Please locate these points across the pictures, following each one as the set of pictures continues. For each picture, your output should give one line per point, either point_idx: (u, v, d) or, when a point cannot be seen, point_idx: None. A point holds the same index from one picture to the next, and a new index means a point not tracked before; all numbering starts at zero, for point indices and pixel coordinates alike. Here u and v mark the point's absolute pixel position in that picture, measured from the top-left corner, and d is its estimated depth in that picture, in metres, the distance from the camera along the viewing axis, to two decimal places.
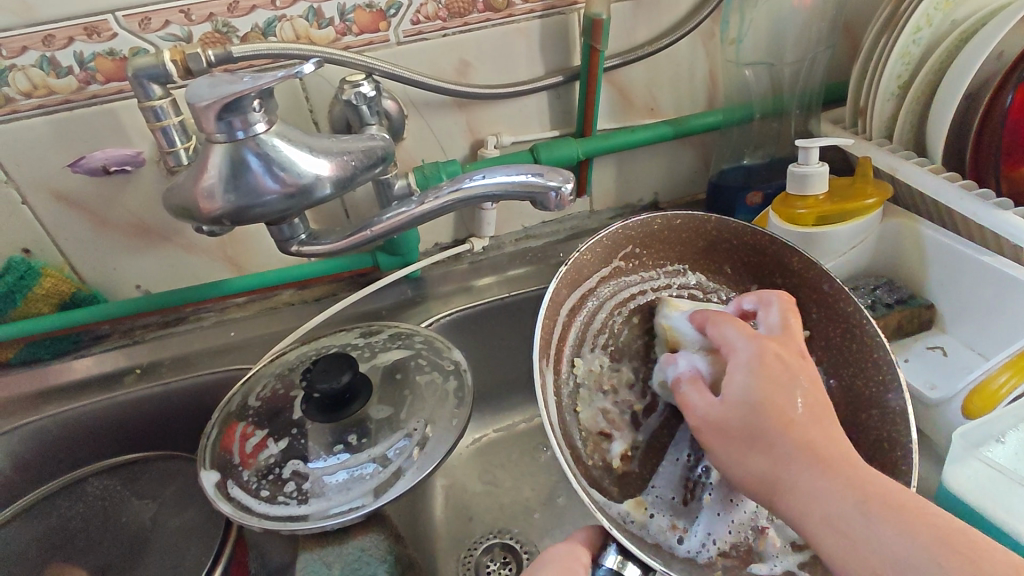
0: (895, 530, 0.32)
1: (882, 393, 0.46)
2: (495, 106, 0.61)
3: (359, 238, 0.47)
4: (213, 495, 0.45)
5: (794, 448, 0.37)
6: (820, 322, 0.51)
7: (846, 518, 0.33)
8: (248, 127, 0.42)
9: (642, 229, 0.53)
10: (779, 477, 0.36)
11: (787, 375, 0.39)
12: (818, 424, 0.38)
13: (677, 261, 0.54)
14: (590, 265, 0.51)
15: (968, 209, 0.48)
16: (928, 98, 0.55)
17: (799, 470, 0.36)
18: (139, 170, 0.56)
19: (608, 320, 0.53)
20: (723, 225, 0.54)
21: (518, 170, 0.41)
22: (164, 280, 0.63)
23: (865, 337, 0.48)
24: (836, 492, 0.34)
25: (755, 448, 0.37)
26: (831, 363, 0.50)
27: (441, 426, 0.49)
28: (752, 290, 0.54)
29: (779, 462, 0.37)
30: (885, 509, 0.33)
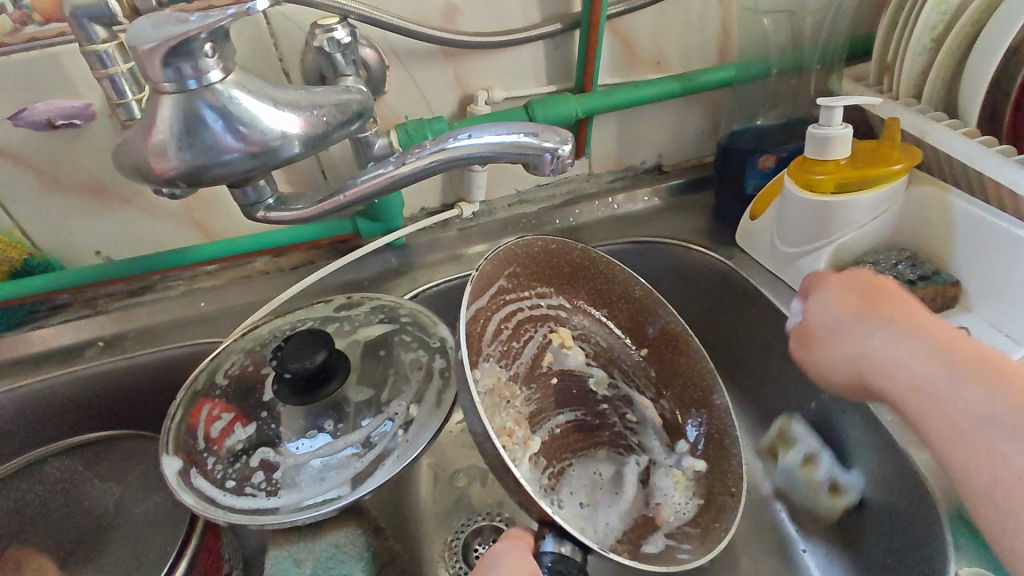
0: (965, 381, 0.34)
1: (711, 395, 0.55)
2: (486, 57, 0.56)
3: (333, 205, 0.42)
4: (175, 486, 0.41)
5: (872, 340, 0.40)
6: (656, 344, 0.58)
7: (921, 389, 0.36)
8: (200, 75, 0.37)
9: (525, 250, 0.53)
10: (867, 364, 0.40)
11: (874, 288, 0.42)
12: (902, 309, 0.40)
13: (544, 283, 0.56)
14: (484, 278, 0.49)
15: (1004, 176, 0.43)
16: (966, 52, 0.50)
17: (887, 355, 0.39)
18: (89, 125, 0.51)
19: (494, 329, 0.52)
20: (587, 254, 0.56)
21: (510, 128, 0.36)
22: (126, 246, 0.58)
23: (698, 356, 0.56)
24: (906, 354, 0.38)
25: (842, 344, 0.42)
26: (665, 376, 0.58)
27: (427, 408, 0.45)
28: (604, 313, 0.59)
29: (868, 360, 0.40)
30: (973, 369, 0.34)
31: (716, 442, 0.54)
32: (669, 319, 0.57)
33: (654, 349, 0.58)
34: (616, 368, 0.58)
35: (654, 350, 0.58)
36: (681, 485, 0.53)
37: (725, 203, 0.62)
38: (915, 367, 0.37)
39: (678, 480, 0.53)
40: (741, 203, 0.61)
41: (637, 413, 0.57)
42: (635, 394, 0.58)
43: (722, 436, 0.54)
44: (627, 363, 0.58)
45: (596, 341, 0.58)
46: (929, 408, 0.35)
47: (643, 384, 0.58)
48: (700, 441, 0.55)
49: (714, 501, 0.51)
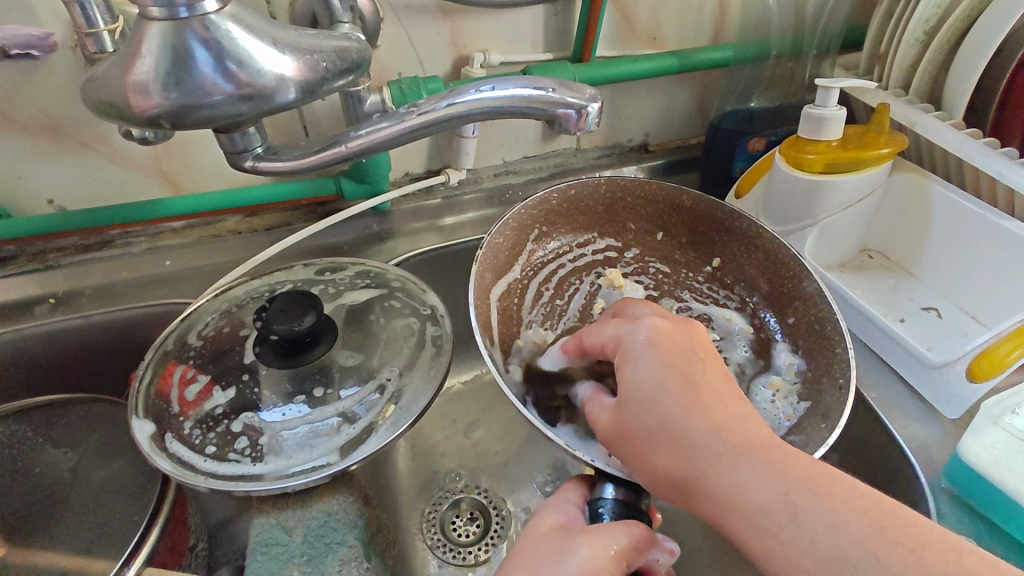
0: (825, 515, 0.27)
1: (799, 285, 0.48)
2: (485, 18, 0.54)
3: (331, 156, 0.39)
4: (148, 449, 0.38)
5: (716, 445, 0.30)
6: (727, 249, 0.52)
7: (773, 511, 0.28)
8: (193, 3, 0.34)
9: (540, 207, 0.52)
10: (694, 472, 0.30)
11: (693, 356, 0.34)
12: (720, 406, 0.32)
13: (584, 229, 0.54)
14: (504, 252, 0.50)
15: (992, 165, 0.45)
16: (952, 48, 0.52)
17: (719, 461, 0.30)
18: (49, 58, 0.46)
19: (539, 294, 0.52)
20: (615, 185, 0.53)
21: (536, 84, 0.35)
22: (83, 195, 0.54)
23: (767, 244, 0.50)
24: (763, 488, 0.28)
25: (659, 451, 0.31)
26: (747, 282, 0.51)
27: (420, 374, 0.44)
28: (660, 238, 0.55)
29: (694, 456, 0.30)
30: (814, 494, 0.27)
31: (815, 334, 0.46)
32: (726, 221, 0.52)
33: (727, 256, 0.52)
34: (687, 289, 0.53)
35: (727, 256, 0.52)
36: (780, 394, 0.45)
37: (712, 184, 0.63)
38: (771, 483, 0.28)
39: (779, 390, 0.45)
40: (728, 185, 0.62)
41: (722, 328, 0.51)
42: (714, 311, 0.52)
43: (818, 328, 0.45)
44: (697, 282, 0.53)
45: (656, 271, 0.54)
46: (775, 544, 0.27)
47: (725, 297, 0.52)
48: (798, 338, 0.47)
49: (820, 399, 0.42)
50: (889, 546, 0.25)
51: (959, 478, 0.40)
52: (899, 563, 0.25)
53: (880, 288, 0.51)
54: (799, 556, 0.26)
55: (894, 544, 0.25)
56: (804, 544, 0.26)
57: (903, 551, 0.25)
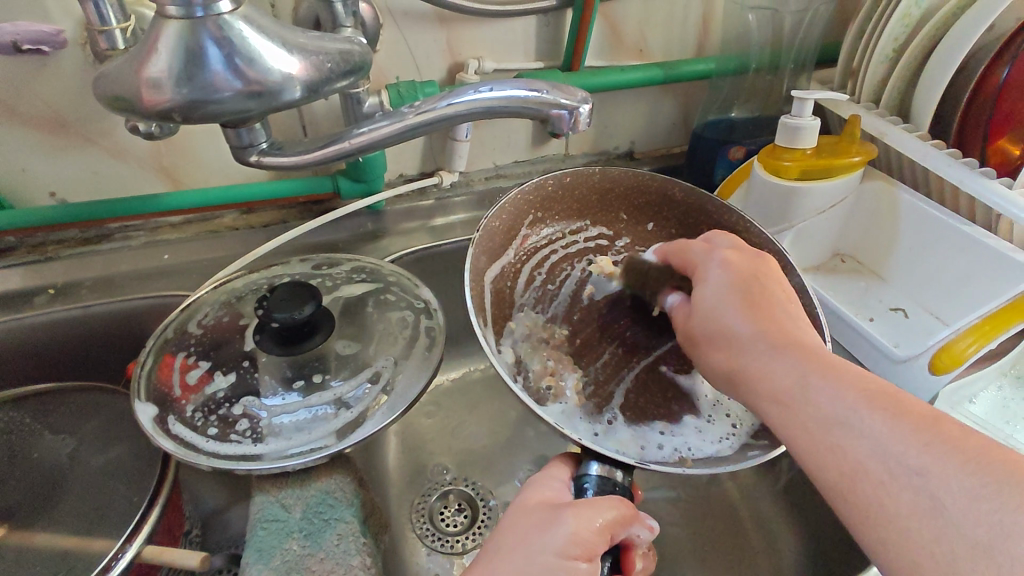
0: (837, 390, 0.32)
1: None
2: (480, 27, 0.56)
3: (335, 151, 0.40)
4: (151, 431, 0.39)
5: (757, 340, 0.36)
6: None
7: (793, 390, 0.33)
8: (208, 3, 0.34)
9: (537, 193, 0.54)
10: (736, 364, 0.36)
11: (752, 279, 0.39)
12: (770, 310, 0.37)
13: (576, 217, 0.57)
14: (500, 235, 0.51)
15: (954, 175, 0.48)
16: (919, 65, 0.56)
17: (757, 354, 0.35)
18: (58, 54, 0.48)
19: (530, 278, 0.54)
20: (607, 175, 0.56)
21: (531, 86, 0.37)
22: (85, 189, 0.55)
23: (750, 236, 0.52)
24: (788, 372, 0.34)
25: (713, 348, 0.38)
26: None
27: (414, 363, 0.46)
28: (649, 229, 0.57)
29: (737, 351, 0.36)
30: (831, 377, 0.32)
31: None
32: (713, 214, 0.54)
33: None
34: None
35: None
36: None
37: (694, 190, 0.66)
38: (796, 369, 0.34)
39: None
40: (709, 192, 0.64)
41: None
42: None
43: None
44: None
45: None
46: (794, 415, 0.32)
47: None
48: None
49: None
50: (885, 417, 0.30)
51: None
52: (885, 424, 0.29)
53: (851, 289, 0.54)
54: (805, 419, 0.32)
55: (887, 410, 0.30)
56: (810, 411, 0.32)
57: (894, 416, 0.29)
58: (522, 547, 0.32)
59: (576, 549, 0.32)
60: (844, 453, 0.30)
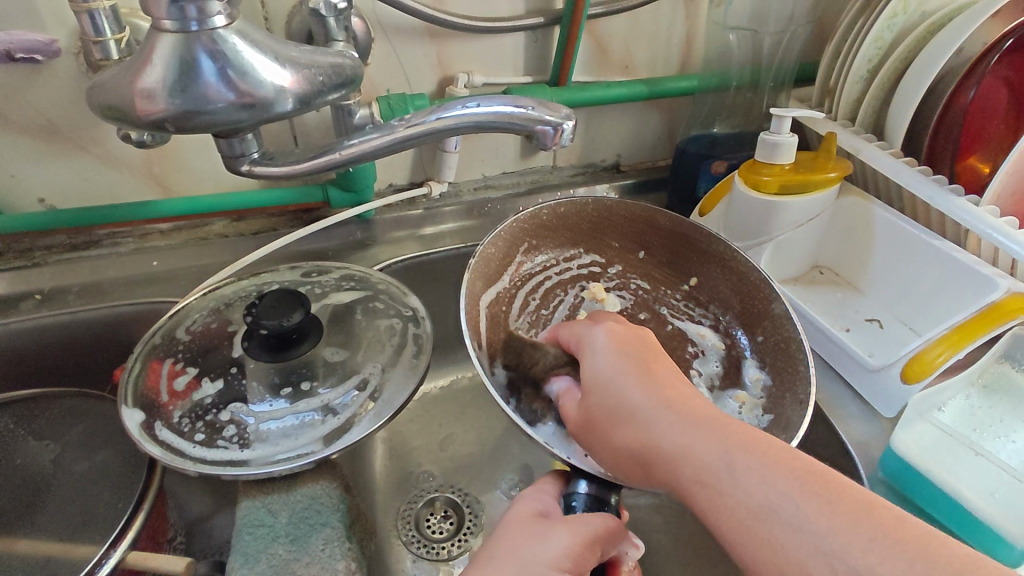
0: (756, 468, 0.30)
1: (769, 305, 0.51)
2: (470, 41, 0.58)
3: (325, 162, 0.41)
4: (138, 436, 0.40)
5: (661, 416, 0.34)
6: (703, 269, 0.56)
7: (713, 472, 0.31)
8: (204, 18, 0.35)
9: (532, 221, 0.55)
10: (647, 443, 0.34)
11: (645, 353, 0.38)
12: (670, 383, 0.36)
13: (570, 245, 0.57)
14: (495, 261, 0.52)
15: (925, 191, 0.50)
16: (893, 85, 0.58)
17: (667, 432, 0.33)
18: (52, 61, 0.48)
19: (526, 304, 0.55)
20: (601, 205, 0.57)
21: (517, 102, 0.38)
22: (74, 195, 0.55)
23: (742, 267, 0.53)
24: (702, 445, 0.32)
25: (619, 427, 0.35)
26: (721, 301, 0.54)
27: (401, 370, 0.46)
28: (641, 256, 0.58)
29: (647, 430, 0.34)
30: (749, 451, 0.31)
31: (780, 353, 0.49)
32: (704, 243, 0.55)
33: (704, 274, 0.56)
34: (664, 305, 0.56)
35: (704, 276, 0.56)
36: (746, 407, 0.48)
37: (678, 203, 0.67)
38: (707, 445, 0.31)
39: (744, 404, 0.48)
40: (692, 205, 0.66)
41: (697, 344, 0.53)
42: (690, 326, 0.55)
43: (784, 346, 0.48)
44: (675, 299, 0.56)
45: (638, 288, 0.57)
46: (717, 499, 0.30)
47: (700, 315, 0.55)
48: (766, 357, 0.50)
49: (782, 412, 0.45)
50: (810, 495, 0.28)
51: (892, 468, 0.44)
52: (821, 515, 0.28)
53: (828, 300, 0.55)
54: (732, 509, 0.29)
55: (820, 498, 0.28)
56: (736, 496, 0.29)
57: (827, 504, 0.28)
58: (514, 557, 0.33)
59: (567, 562, 0.33)
60: (783, 550, 0.28)
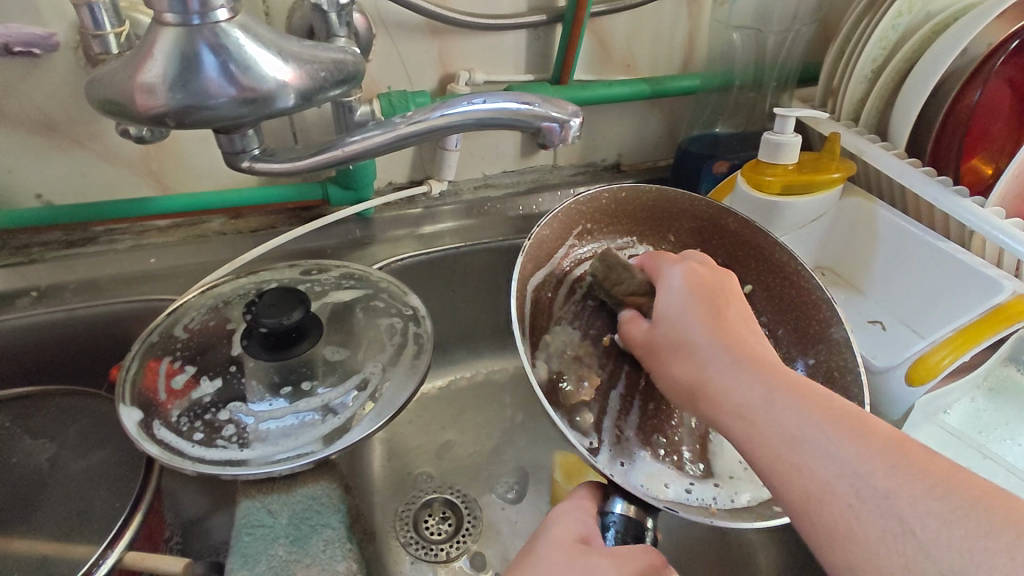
0: (802, 407, 0.32)
1: (827, 329, 0.50)
2: (473, 38, 0.57)
3: (327, 158, 0.40)
4: (135, 435, 0.39)
5: (721, 347, 0.36)
6: (760, 277, 0.54)
7: (756, 407, 0.33)
8: (205, 11, 0.35)
9: (590, 203, 0.53)
10: (701, 376, 0.36)
11: (718, 294, 0.40)
12: (739, 326, 0.38)
13: (624, 232, 0.55)
14: (547, 244, 0.51)
15: (930, 192, 0.50)
16: (896, 85, 0.58)
17: (719, 369, 0.35)
18: (50, 56, 0.47)
19: (567, 295, 0.52)
20: (668, 196, 0.55)
21: (523, 99, 0.38)
22: (70, 191, 0.54)
23: (805, 285, 0.52)
24: (748, 388, 0.34)
25: (676, 357, 0.38)
26: (775, 314, 0.53)
27: (401, 369, 0.46)
28: (696, 253, 0.56)
29: (703, 364, 0.36)
30: (795, 396, 0.32)
31: (834, 380, 0.48)
32: (770, 253, 0.54)
33: (759, 284, 0.54)
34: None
35: (761, 285, 0.54)
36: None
37: None
38: (761, 386, 0.33)
39: None
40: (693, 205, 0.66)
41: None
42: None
43: (839, 375, 0.48)
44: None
45: None
46: (752, 428, 0.32)
47: None
48: (819, 379, 0.49)
49: None
50: (849, 432, 0.30)
51: None
52: (854, 449, 0.29)
53: None
54: (769, 437, 0.31)
55: (856, 436, 0.29)
56: (774, 426, 0.31)
57: (863, 442, 0.29)
58: None
59: None
60: (809, 472, 0.29)
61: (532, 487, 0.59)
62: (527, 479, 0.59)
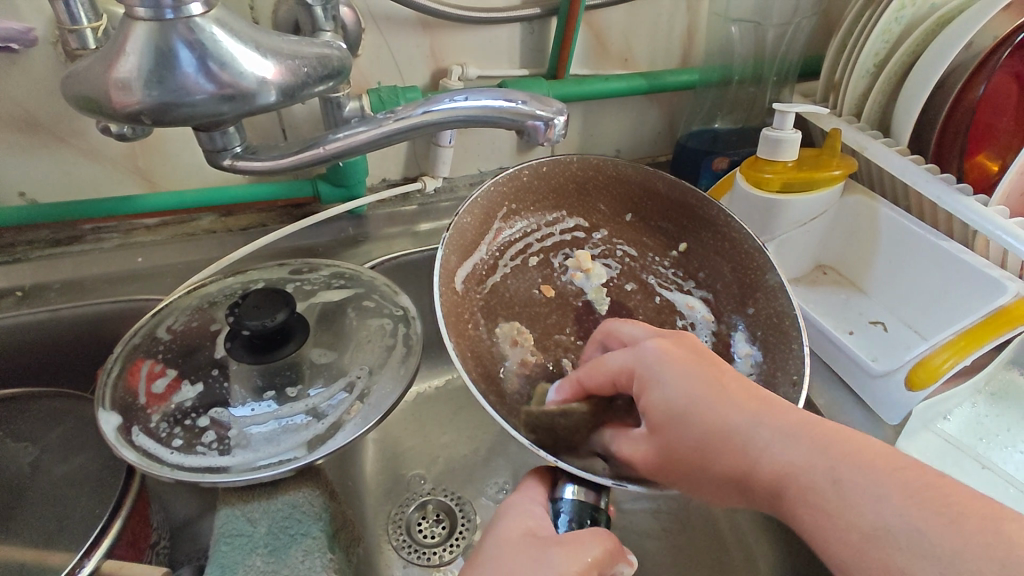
0: (872, 482, 0.27)
1: (763, 276, 0.50)
2: (466, 32, 0.56)
3: (310, 157, 0.39)
4: (114, 441, 0.38)
5: (755, 436, 0.31)
6: (696, 235, 0.54)
7: (820, 490, 0.27)
8: (179, 5, 0.34)
9: (512, 183, 0.52)
10: (746, 469, 0.30)
11: (704, 363, 0.34)
12: (744, 396, 0.32)
13: (553, 207, 0.55)
14: (470, 232, 0.50)
15: (933, 190, 0.48)
16: (899, 80, 0.56)
17: (765, 457, 0.30)
18: (29, 51, 0.46)
19: (502, 274, 0.53)
20: (587, 163, 0.55)
21: (508, 95, 0.37)
22: (55, 190, 0.53)
23: (735, 233, 0.51)
24: (810, 460, 0.28)
25: (711, 456, 0.31)
26: (712, 269, 0.53)
27: (389, 372, 0.45)
28: (629, 219, 0.56)
29: (740, 461, 0.31)
30: (855, 468, 0.27)
31: (773, 326, 0.48)
32: (698, 207, 0.54)
33: (695, 242, 0.54)
34: (651, 274, 0.55)
35: (695, 243, 0.54)
36: None
37: None
38: (817, 464, 0.28)
39: None
40: None
41: (686, 317, 0.52)
42: (678, 298, 0.53)
43: (778, 320, 0.47)
44: (664, 267, 0.55)
45: (624, 255, 0.56)
46: (828, 521, 0.27)
47: (691, 286, 0.53)
48: (758, 329, 0.49)
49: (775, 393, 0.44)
50: (930, 513, 0.25)
51: None
52: (948, 532, 0.24)
53: (831, 302, 0.54)
54: (848, 531, 0.26)
55: (941, 512, 0.25)
56: (849, 518, 0.26)
57: (947, 521, 0.24)
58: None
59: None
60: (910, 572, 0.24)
61: None
62: (519, 480, 0.58)
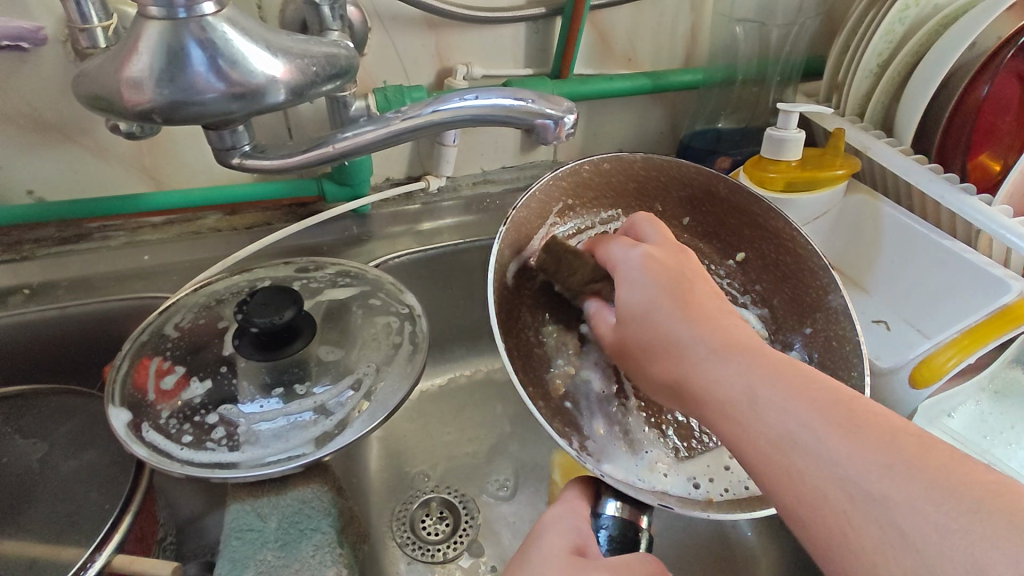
0: (789, 402, 0.29)
1: (824, 296, 0.49)
2: (470, 32, 0.56)
3: (318, 155, 0.39)
4: (124, 437, 0.39)
5: (699, 342, 0.33)
6: (755, 246, 0.52)
7: (739, 400, 0.30)
8: (192, 4, 0.34)
9: (571, 177, 0.51)
10: (682, 373, 0.33)
11: (682, 279, 0.37)
12: (709, 310, 0.35)
13: (610, 205, 0.53)
14: (525, 228, 0.48)
15: (935, 189, 0.49)
16: (902, 80, 0.56)
17: (700, 363, 0.32)
18: (38, 49, 0.47)
19: None
20: (649, 163, 0.53)
21: (517, 94, 0.37)
22: (62, 188, 0.54)
23: (799, 251, 0.51)
24: (740, 372, 0.31)
25: (653, 358, 0.34)
26: (769, 282, 0.52)
27: (396, 369, 0.45)
28: (686, 223, 0.53)
29: (679, 364, 0.33)
30: (782, 383, 0.30)
31: (832, 349, 0.47)
32: (762, 216, 0.52)
33: (754, 253, 0.52)
34: None
35: (754, 253, 0.52)
36: None
37: None
38: (745, 376, 0.31)
39: None
40: None
41: None
42: (735, 311, 0.51)
43: (840, 343, 0.47)
44: (719, 276, 0.52)
45: None
46: (741, 426, 0.30)
47: (745, 299, 0.52)
48: (816, 350, 0.48)
49: None
50: (834, 427, 0.27)
51: None
52: (842, 441, 0.27)
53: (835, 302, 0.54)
54: (758, 440, 0.29)
55: (842, 426, 0.27)
56: (761, 429, 0.29)
57: (848, 436, 0.27)
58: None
59: None
60: (800, 477, 0.27)
61: (526, 485, 0.59)
62: (521, 477, 0.59)
